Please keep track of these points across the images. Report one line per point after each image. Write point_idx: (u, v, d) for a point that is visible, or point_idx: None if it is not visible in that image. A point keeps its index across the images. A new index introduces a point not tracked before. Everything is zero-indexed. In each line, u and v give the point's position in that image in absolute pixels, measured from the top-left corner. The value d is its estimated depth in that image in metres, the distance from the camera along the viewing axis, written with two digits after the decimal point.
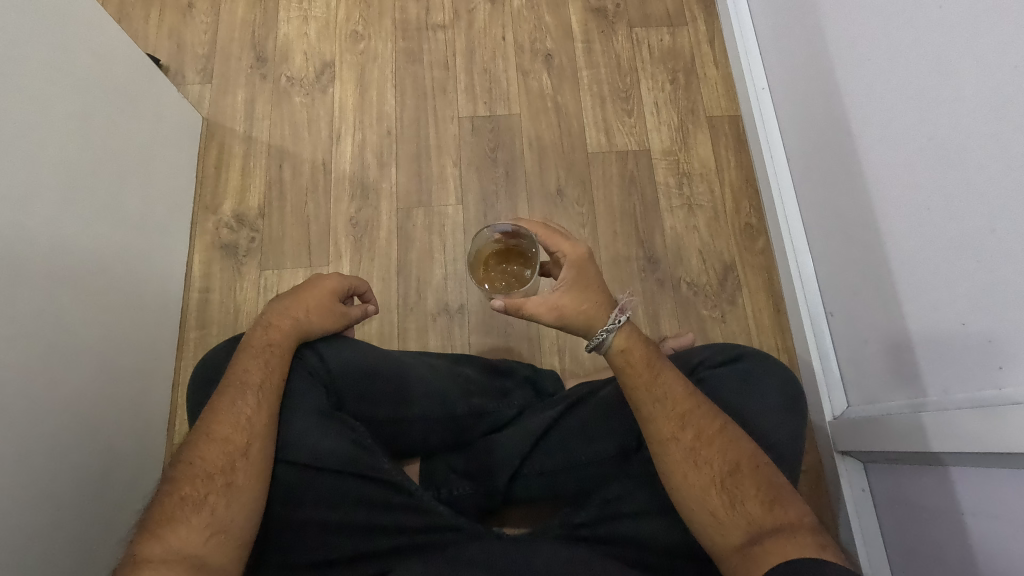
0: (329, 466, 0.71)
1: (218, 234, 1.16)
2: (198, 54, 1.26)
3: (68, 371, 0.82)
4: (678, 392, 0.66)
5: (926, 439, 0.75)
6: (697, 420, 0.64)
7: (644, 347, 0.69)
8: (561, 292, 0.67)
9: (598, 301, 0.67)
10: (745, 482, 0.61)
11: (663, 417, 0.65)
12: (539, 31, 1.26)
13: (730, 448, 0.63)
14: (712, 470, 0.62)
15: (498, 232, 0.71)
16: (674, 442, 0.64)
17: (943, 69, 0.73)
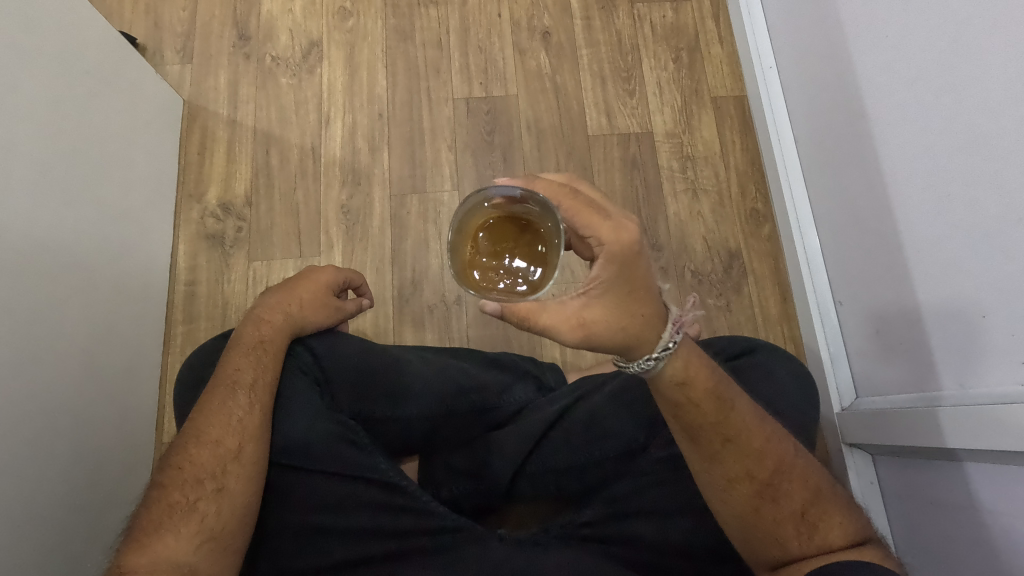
0: (324, 469, 0.68)
1: (203, 223, 1.11)
2: (177, 32, 1.19)
3: (47, 372, 0.78)
4: (753, 427, 0.60)
5: (946, 434, 0.72)
6: (775, 452, 0.61)
7: (708, 374, 0.60)
8: (590, 301, 0.54)
9: (643, 316, 0.55)
10: (824, 506, 0.60)
11: (735, 455, 0.60)
12: (536, 8, 1.20)
13: (808, 475, 0.61)
14: (792, 502, 0.60)
15: (498, 195, 0.55)
16: (749, 479, 0.60)
17: (967, 46, 0.69)
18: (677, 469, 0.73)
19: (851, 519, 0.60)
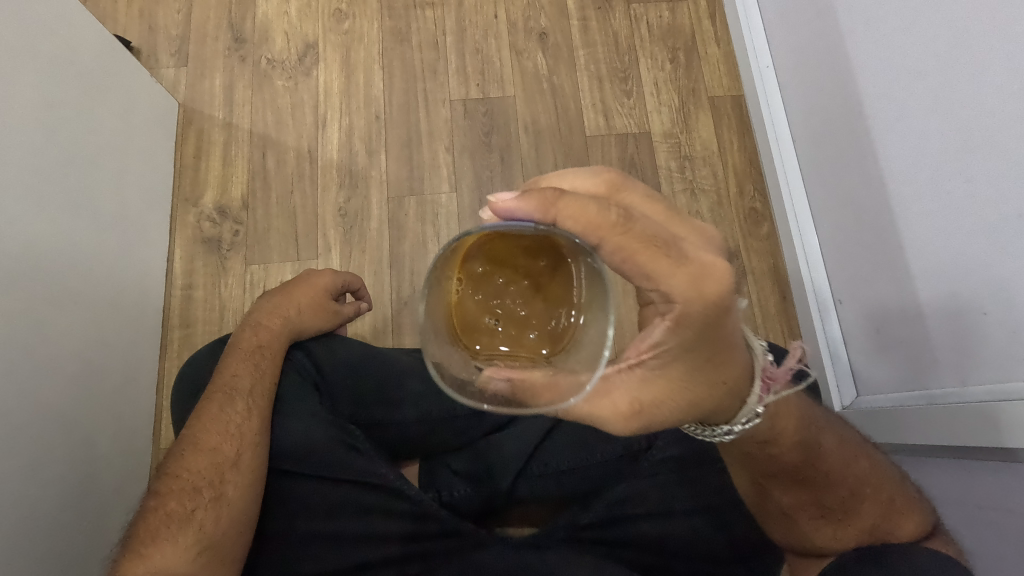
0: (321, 474, 0.67)
1: (200, 227, 1.10)
2: (172, 35, 1.19)
3: (42, 378, 0.77)
4: (827, 454, 0.59)
5: (960, 432, 0.71)
6: (846, 472, 0.59)
7: (791, 417, 0.56)
8: (654, 374, 0.47)
9: (724, 383, 0.48)
10: (902, 519, 0.59)
11: (807, 490, 0.60)
12: (533, 8, 1.20)
13: (881, 487, 0.60)
14: (860, 519, 0.59)
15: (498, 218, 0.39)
16: (812, 503, 0.60)
17: (964, 44, 0.69)
18: (679, 471, 0.72)
19: (926, 527, 0.59)
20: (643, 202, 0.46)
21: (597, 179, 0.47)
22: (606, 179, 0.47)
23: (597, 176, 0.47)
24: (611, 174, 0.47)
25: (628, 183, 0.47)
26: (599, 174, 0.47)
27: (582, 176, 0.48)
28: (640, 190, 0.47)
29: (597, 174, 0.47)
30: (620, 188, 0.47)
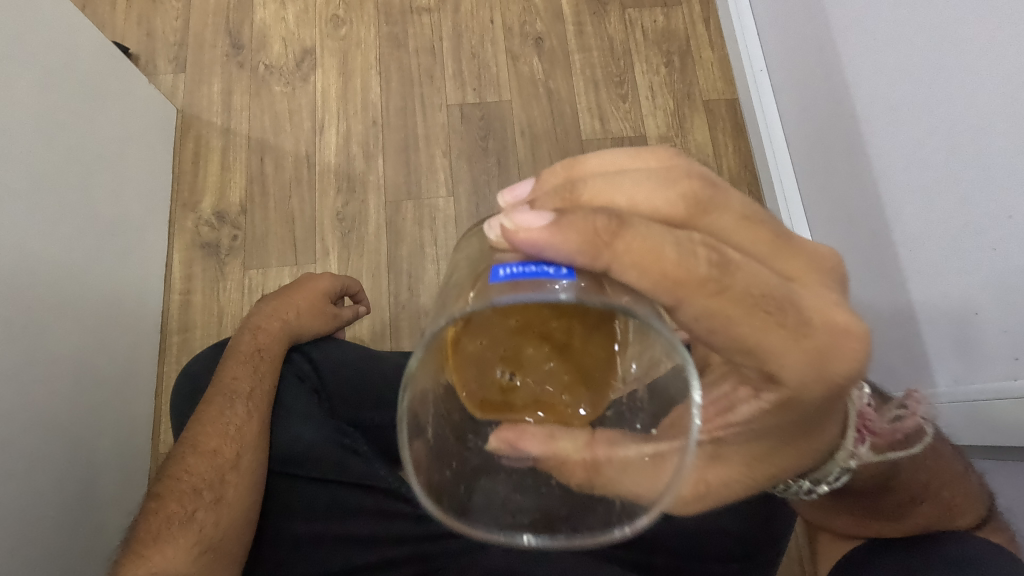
0: (322, 476, 0.67)
1: (198, 232, 1.10)
2: (170, 42, 1.20)
3: (43, 383, 0.77)
4: (896, 462, 0.49)
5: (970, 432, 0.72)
6: (913, 477, 0.51)
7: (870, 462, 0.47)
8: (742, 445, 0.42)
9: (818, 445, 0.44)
10: (958, 515, 0.53)
11: (859, 496, 0.52)
12: (529, 14, 1.21)
13: (945, 488, 0.52)
14: (915, 519, 0.53)
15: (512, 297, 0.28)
16: (862, 503, 0.53)
17: (954, 47, 0.70)
18: None
19: (980, 518, 0.54)
20: (734, 228, 0.35)
21: (673, 181, 0.35)
22: (689, 184, 0.35)
23: (669, 174, 0.35)
24: (696, 177, 0.36)
25: (721, 198, 0.35)
26: (679, 172, 0.35)
27: (652, 172, 0.35)
28: (733, 210, 0.35)
29: (673, 170, 0.36)
30: (707, 205, 0.35)
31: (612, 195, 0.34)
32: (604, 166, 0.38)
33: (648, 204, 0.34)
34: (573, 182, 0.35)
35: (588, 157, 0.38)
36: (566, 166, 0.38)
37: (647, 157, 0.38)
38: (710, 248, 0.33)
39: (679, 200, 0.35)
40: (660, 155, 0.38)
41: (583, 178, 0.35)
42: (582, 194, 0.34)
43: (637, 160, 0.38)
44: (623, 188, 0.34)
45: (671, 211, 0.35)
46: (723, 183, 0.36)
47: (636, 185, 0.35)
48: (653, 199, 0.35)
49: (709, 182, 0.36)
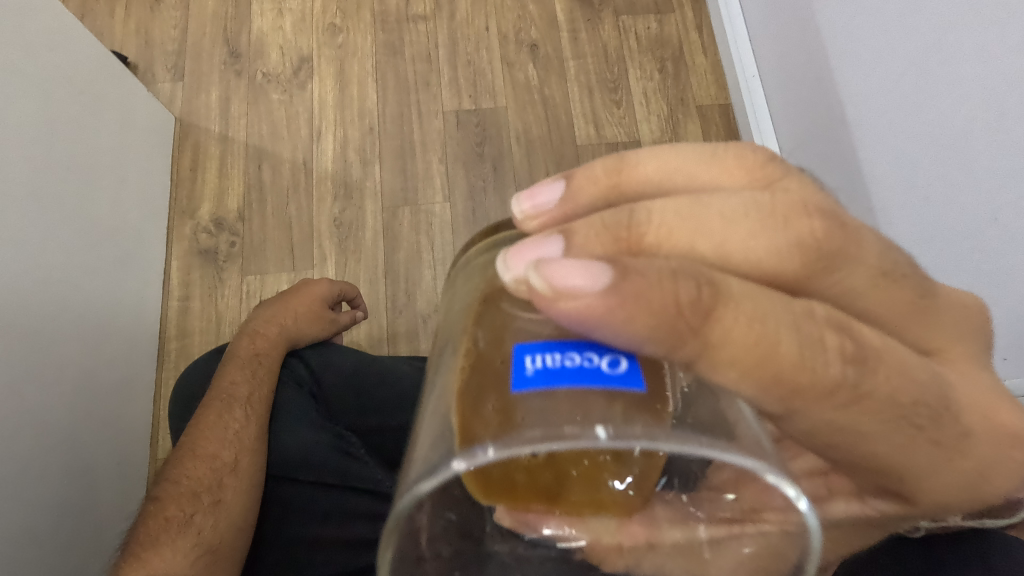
0: (320, 480, 0.67)
1: (196, 239, 1.11)
2: (168, 50, 1.21)
3: (42, 390, 0.78)
4: None
5: None
6: None
7: None
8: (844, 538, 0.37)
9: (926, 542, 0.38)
10: None
11: None
12: (524, 21, 1.22)
13: None
14: None
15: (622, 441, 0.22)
16: None
17: (941, 54, 0.71)
18: None
19: None
20: (871, 288, 0.30)
21: (788, 225, 0.29)
22: (815, 228, 0.29)
23: (778, 214, 0.29)
24: (823, 215, 0.29)
25: (857, 249, 0.30)
26: (800, 213, 0.29)
27: (756, 206, 0.29)
28: (870, 266, 0.30)
29: (781, 207, 0.29)
30: (835, 261, 0.29)
31: (700, 240, 0.28)
32: (678, 180, 0.32)
33: (755, 253, 0.28)
34: (637, 208, 0.29)
35: (650, 158, 0.33)
36: (616, 167, 0.33)
37: (731, 168, 0.32)
38: (837, 331, 0.27)
39: (796, 254, 0.29)
40: (746, 164, 0.32)
41: (665, 203, 0.29)
42: (667, 231, 0.28)
43: (719, 174, 0.32)
44: (717, 225, 0.28)
45: (788, 270, 0.29)
46: (855, 222, 0.30)
47: (739, 224, 0.28)
48: (749, 244, 0.28)
49: (837, 225, 0.29)
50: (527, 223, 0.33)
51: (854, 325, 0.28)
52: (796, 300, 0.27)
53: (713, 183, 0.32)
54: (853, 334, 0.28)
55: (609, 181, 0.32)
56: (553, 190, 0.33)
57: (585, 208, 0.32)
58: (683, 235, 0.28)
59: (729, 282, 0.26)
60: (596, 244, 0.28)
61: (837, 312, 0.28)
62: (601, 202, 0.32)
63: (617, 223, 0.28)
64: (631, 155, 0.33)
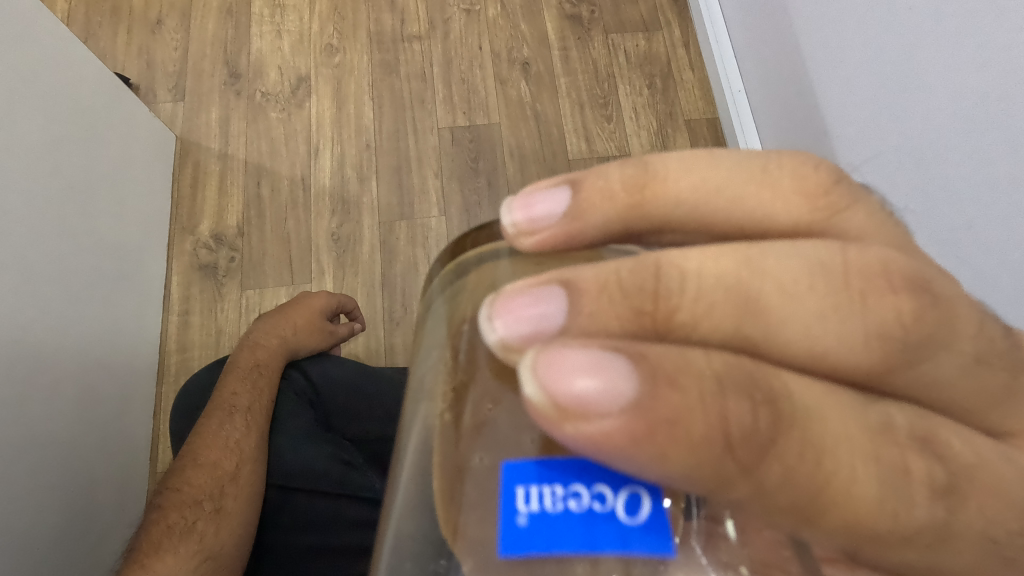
0: (317, 488, 0.68)
1: (196, 254, 1.13)
2: (169, 71, 1.24)
3: (44, 406, 0.79)
4: None
5: None
6: None
7: None
8: None
9: None
10: None
11: None
12: (516, 39, 1.26)
13: None
14: None
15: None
16: None
17: (911, 69, 0.71)
18: None
19: None
20: (964, 379, 0.25)
21: (865, 304, 0.23)
22: (903, 309, 0.23)
23: (854, 289, 0.23)
24: (911, 288, 0.24)
25: (949, 332, 0.24)
26: (881, 286, 0.23)
27: (824, 269, 0.23)
28: (961, 354, 0.24)
29: (856, 265, 0.23)
30: (918, 352, 0.24)
31: (750, 323, 0.22)
32: (717, 203, 0.26)
33: (820, 339, 0.23)
34: (670, 267, 0.23)
35: (683, 170, 0.26)
36: (640, 178, 0.26)
37: (786, 193, 0.26)
38: (919, 453, 0.23)
39: (878, 346, 0.23)
40: (807, 188, 0.27)
41: (708, 258, 0.23)
42: (708, 303, 0.22)
43: (766, 197, 0.26)
44: (775, 299, 0.22)
45: (860, 364, 0.23)
46: (946, 290, 0.24)
47: (803, 300, 0.22)
48: (813, 331, 0.22)
49: (926, 299, 0.24)
50: (520, 239, 0.27)
51: (939, 434, 0.23)
52: (870, 407, 0.23)
53: (760, 210, 0.26)
54: (938, 453, 0.23)
55: (630, 200, 0.26)
56: (556, 200, 0.26)
57: (594, 227, 0.26)
58: (732, 310, 0.22)
59: (792, 396, 0.21)
60: (614, 316, 0.22)
61: (916, 419, 0.23)
62: (616, 221, 0.26)
63: (647, 290, 0.22)
64: (659, 162, 0.27)
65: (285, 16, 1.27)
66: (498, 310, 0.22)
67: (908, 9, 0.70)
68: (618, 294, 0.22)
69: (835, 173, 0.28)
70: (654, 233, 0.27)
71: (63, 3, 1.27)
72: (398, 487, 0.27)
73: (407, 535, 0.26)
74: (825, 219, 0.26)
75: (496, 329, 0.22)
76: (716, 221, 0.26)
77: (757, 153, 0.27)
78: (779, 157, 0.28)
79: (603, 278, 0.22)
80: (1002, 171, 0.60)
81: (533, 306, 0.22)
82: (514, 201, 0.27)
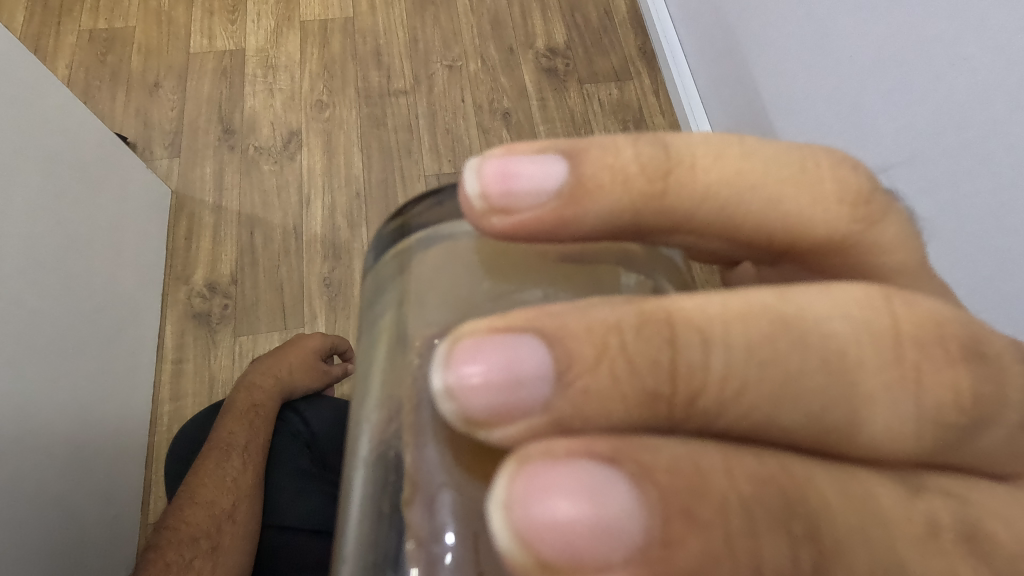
0: (309, 526, 0.68)
1: (191, 302, 1.16)
2: (166, 130, 1.30)
3: (41, 461, 0.79)
4: None
5: None
6: None
7: None
8: None
9: None
10: None
11: None
12: (496, 92, 1.33)
13: None
14: None
15: None
16: None
17: (860, 109, 0.78)
18: None
19: None
20: (1002, 444, 0.27)
21: (921, 378, 0.25)
22: (961, 384, 0.25)
23: (908, 362, 0.25)
24: (965, 357, 0.25)
25: (997, 402, 0.26)
26: (940, 361, 0.25)
27: (872, 330, 0.24)
28: (1006, 424, 0.26)
29: (908, 332, 0.25)
30: (964, 435, 0.26)
31: (788, 410, 0.24)
32: (754, 200, 0.28)
33: (868, 424, 0.24)
34: (687, 330, 0.23)
35: (711, 159, 0.28)
36: (662, 163, 0.28)
37: (827, 198, 0.29)
38: (968, 556, 0.23)
39: (932, 431, 0.25)
40: (850, 198, 0.30)
41: (728, 316, 0.23)
42: (736, 385, 0.23)
43: (806, 202, 0.29)
44: (823, 375, 0.24)
45: (898, 453, 0.25)
46: (996, 347, 0.26)
47: (856, 373, 0.24)
48: (878, 395, 0.24)
49: (975, 357, 0.26)
50: (490, 217, 0.27)
51: (983, 524, 0.24)
52: (917, 500, 0.24)
53: (801, 214, 0.29)
54: (983, 551, 0.24)
55: (651, 186, 0.27)
56: (539, 174, 0.27)
57: (594, 214, 0.27)
58: (767, 390, 0.23)
59: (833, 520, 0.22)
60: (618, 396, 0.22)
61: (960, 510, 0.24)
62: (625, 206, 0.27)
63: (662, 364, 0.23)
64: (686, 149, 0.28)
65: (277, 75, 1.34)
66: (446, 362, 0.22)
67: (853, 58, 0.77)
68: (621, 364, 0.22)
69: (871, 182, 0.31)
70: (669, 230, 0.29)
71: (63, 69, 1.34)
72: (380, 526, 0.27)
73: (371, 550, 0.27)
74: (863, 230, 0.30)
75: (439, 384, 0.22)
76: (747, 217, 0.29)
77: (795, 149, 0.29)
78: (816, 156, 0.30)
79: (598, 341, 0.22)
80: (949, 197, 0.66)
81: (477, 367, 0.21)
82: (486, 169, 0.27)
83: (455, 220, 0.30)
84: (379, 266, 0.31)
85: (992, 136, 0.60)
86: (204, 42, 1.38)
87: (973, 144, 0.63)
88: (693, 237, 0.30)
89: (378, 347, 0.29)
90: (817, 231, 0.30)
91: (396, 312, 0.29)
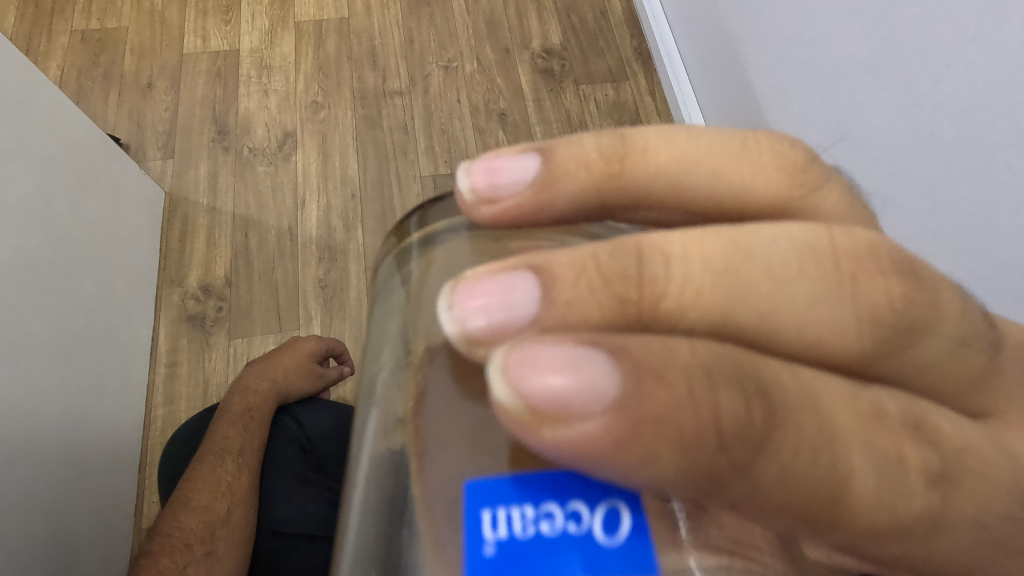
0: (305, 532, 0.67)
1: (184, 305, 1.15)
2: (159, 130, 1.29)
3: (31, 458, 0.78)
4: None
5: None
6: None
7: None
8: None
9: None
10: None
11: None
12: (492, 92, 1.33)
13: None
14: None
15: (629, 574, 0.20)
16: None
17: (855, 105, 0.77)
18: None
19: None
20: (944, 358, 0.25)
21: (856, 290, 0.24)
22: (893, 293, 0.24)
23: (844, 272, 0.24)
24: (897, 270, 0.25)
25: (933, 313, 0.25)
26: (873, 271, 0.24)
27: (813, 252, 0.23)
28: (977, 371, 0.26)
29: (846, 250, 0.24)
30: (907, 336, 0.25)
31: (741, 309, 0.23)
32: (699, 176, 0.28)
33: (815, 326, 0.23)
34: (652, 251, 0.23)
35: (661, 141, 0.28)
36: (618, 149, 0.28)
37: (767, 171, 0.29)
38: (939, 497, 0.23)
39: (870, 331, 0.24)
40: (787, 166, 0.29)
41: (690, 240, 0.23)
42: (695, 290, 0.23)
43: (748, 174, 0.29)
44: (768, 284, 0.23)
45: (847, 349, 0.24)
46: (932, 275, 0.25)
47: (792, 285, 0.23)
48: (806, 315, 0.23)
49: (911, 279, 0.25)
50: (479, 208, 0.27)
51: (929, 419, 0.24)
52: (864, 390, 0.23)
53: (742, 185, 0.29)
54: (929, 438, 0.23)
55: (608, 168, 0.27)
56: (519, 170, 0.27)
57: (566, 197, 0.27)
58: (720, 295, 0.23)
59: (787, 386, 0.21)
60: (595, 305, 0.22)
61: (908, 404, 0.24)
62: (590, 189, 0.27)
63: (631, 275, 0.22)
64: (636, 134, 0.28)
65: (271, 76, 1.33)
66: (451, 300, 0.22)
67: (847, 57, 0.77)
68: (597, 281, 0.22)
69: (808, 154, 0.31)
70: (629, 206, 0.28)
71: (55, 70, 1.33)
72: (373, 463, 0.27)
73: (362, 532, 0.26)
74: (802, 197, 0.29)
75: (446, 317, 0.22)
76: (695, 194, 0.28)
77: (734, 131, 0.29)
78: (755, 137, 0.30)
79: (578, 264, 0.22)
80: (947, 194, 0.66)
81: (482, 299, 0.21)
82: (474, 169, 0.27)
83: (454, 218, 0.30)
84: (387, 266, 0.31)
85: (984, 130, 0.61)
86: (198, 42, 1.37)
87: (966, 137, 0.63)
88: (652, 216, 0.29)
89: (384, 346, 0.29)
90: (758, 199, 0.29)
91: (404, 297, 0.29)
